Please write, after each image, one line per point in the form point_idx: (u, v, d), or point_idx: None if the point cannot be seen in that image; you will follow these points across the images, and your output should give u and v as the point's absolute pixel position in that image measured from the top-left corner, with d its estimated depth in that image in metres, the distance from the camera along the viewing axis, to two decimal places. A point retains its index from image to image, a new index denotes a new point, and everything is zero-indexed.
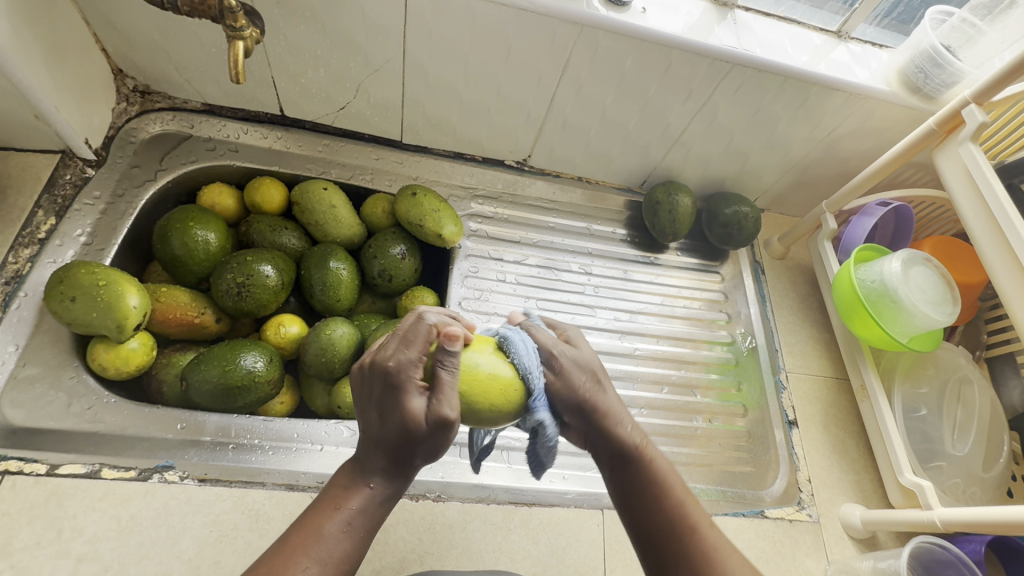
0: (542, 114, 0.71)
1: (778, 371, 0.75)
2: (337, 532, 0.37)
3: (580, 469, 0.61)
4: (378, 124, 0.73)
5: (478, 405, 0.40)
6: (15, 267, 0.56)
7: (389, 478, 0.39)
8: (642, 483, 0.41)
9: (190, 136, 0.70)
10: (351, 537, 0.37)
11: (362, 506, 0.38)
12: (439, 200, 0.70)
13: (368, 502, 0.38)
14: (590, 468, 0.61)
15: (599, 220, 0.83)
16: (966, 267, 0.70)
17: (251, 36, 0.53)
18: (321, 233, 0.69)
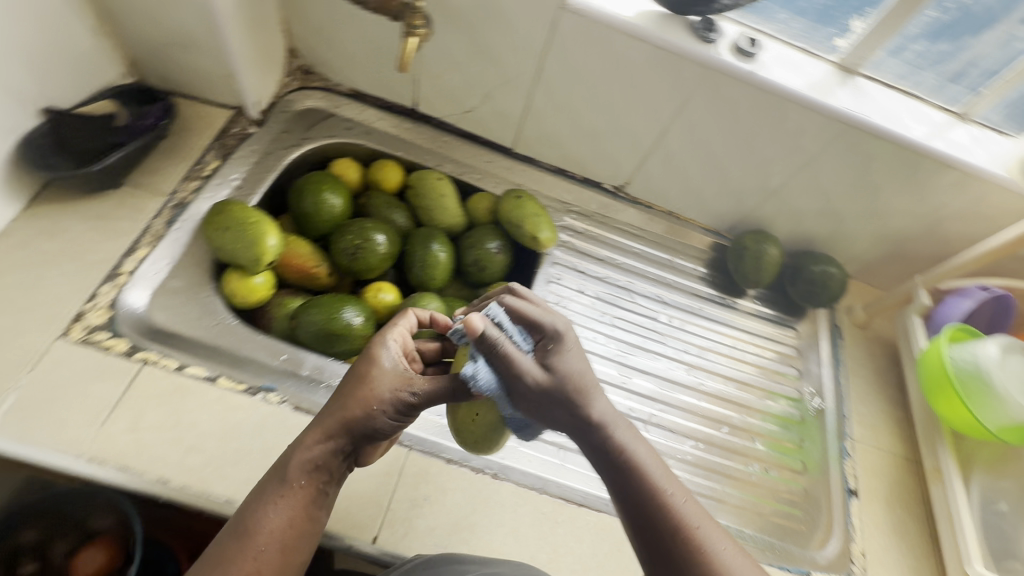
0: (649, 146, 0.75)
1: (844, 437, 0.72)
2: (267, 499, 0.42)
3: None
4: (496, 131, 0.80)
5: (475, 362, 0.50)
6: (182, 196, 0.64)
7: (315, 442, 0.44)
8: (667, 523, 0.39)
9: (334, 114, 0.79)
10: (284, 501, 0.42)
11: (284, 471, 0.43)
12: (539, 206, 0.75)
13: (299, 469, 0.43)
14: None
15: (681, 255, 0.86)
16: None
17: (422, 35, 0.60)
18: (428, 218, 0.76)
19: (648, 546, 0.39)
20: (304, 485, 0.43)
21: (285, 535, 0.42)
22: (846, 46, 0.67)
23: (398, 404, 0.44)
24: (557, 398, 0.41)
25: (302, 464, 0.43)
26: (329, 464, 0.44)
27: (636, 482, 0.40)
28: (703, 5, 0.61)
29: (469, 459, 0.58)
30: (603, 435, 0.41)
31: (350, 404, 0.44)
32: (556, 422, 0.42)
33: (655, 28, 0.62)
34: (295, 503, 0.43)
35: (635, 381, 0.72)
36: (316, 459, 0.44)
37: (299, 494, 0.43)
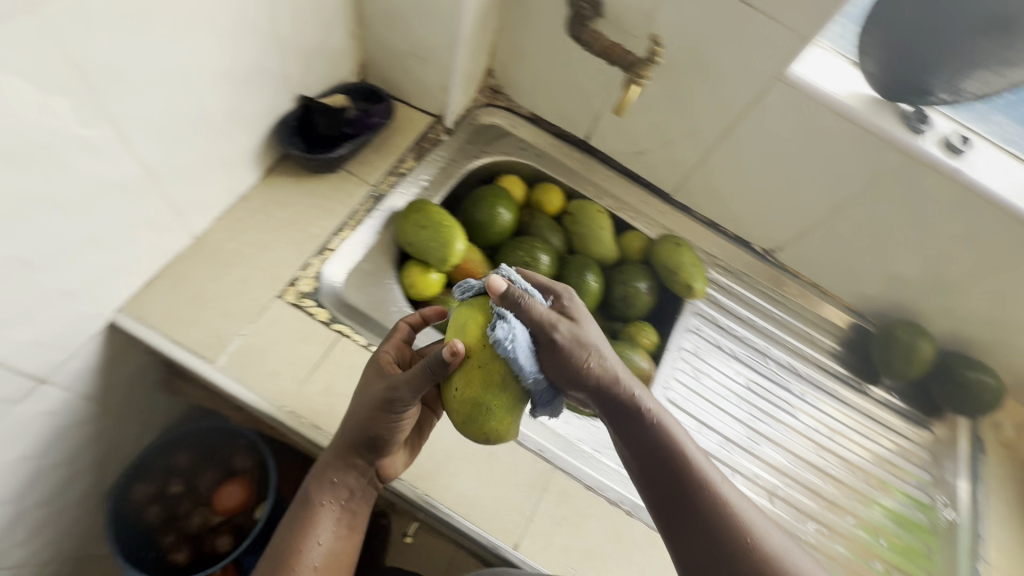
0: (819, 220, 0.75)
1: (978, 558, 0.68)
2: (297, 517, 0.50)
3: None
4: (662, 176, 0.82)
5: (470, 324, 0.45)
6: (381, 188, 0.70)
7: (328, 462, 0.51)
8: (685, 481, 0.43)
9: (511, 134, 0.85)
10: (308, 522, 0.50)
11: (310, 492, 0.51)
12: (695, 256, 0.76)
13: (323, 490, 0.50)
14: None
15: (820, 331, 0.84)
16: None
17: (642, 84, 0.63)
18: (582, 246, 0.79)
19: (663, 501, 0.44)
20: (325, 503, 0.50)
21: (314, 547, 0.49)
22: None
23: (391, 414, 0.48)
24: (582, 361, 0.45)
25: (320, 484, 0.50)
26: (340, 480, 0.50)
27: (639, 419, 0.45)
28: (915, 96, 0.64)
29: (606, 490, 0.60)
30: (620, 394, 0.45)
31: (351, 426, 0.50)
32: (570, 372, 0.45)
33: (868, 111, 0.63)
34: (322, 519, 0.50)
35: (763, 449, 0.71)
36: (330, 479, 0.50)
37: (325, 511, 0.50)
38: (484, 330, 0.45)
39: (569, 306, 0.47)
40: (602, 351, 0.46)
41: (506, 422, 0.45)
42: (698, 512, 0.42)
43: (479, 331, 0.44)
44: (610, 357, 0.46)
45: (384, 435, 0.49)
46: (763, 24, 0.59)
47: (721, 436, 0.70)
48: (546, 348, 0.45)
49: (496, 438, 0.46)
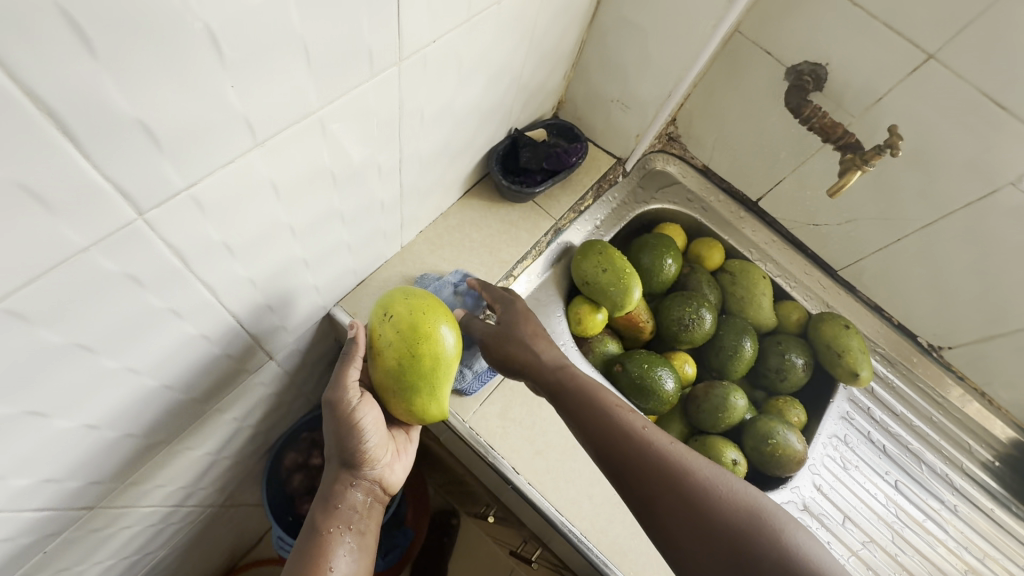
0: (1011, 329, 0.70)
1: None
2: (310, 554, 0.47)
3: None
4: (833, 250, 0.80)
5: (407, 313, 0.48)
6: (561, 222, 0.73)
7: (326, 487, 0.50)
8: (623, 439, 0.49)
9: (679, 183, 0.85)
10: (320, 551, 0.47)
11: (313, 527, 0.49)
12: (860, 340, 0.74)
13: (327, 517, 0.49)
14: None
15: (980, 442, 0.78)
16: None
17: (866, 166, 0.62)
18: (738, 308, 0.79)
19: (615, 466, 0.49)
20: (331, 528, 0.48)
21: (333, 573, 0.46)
22: None
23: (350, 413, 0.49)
24: (521, 333, 0.56)
25: (320, 510, 0.49)
26: (343, 499, 0.50)
27: (567, 386, 0.53)
28: None
29: None
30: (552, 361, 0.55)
31: (332, 448, 0.51)
32: (507, 342, 0.56)
33: None
34: (335, 547, 0.47)
35: (909, 559, 0.68)
36: (334, 502, 0.49)
37: (335, 538, 0.48)
38: (405, 313, 0.48)
39: (513, 294, 0.59)
40: (535, 323, 0.57)
41: (425, 403, 0.48)
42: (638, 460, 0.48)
43: (403, 320, 0.48)
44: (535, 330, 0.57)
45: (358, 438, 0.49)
46: (1008, 126, 0.57)
47: (865, 533, 0.68)
48: (496, 331, 0.57)
49: (415, 413, 0.48)
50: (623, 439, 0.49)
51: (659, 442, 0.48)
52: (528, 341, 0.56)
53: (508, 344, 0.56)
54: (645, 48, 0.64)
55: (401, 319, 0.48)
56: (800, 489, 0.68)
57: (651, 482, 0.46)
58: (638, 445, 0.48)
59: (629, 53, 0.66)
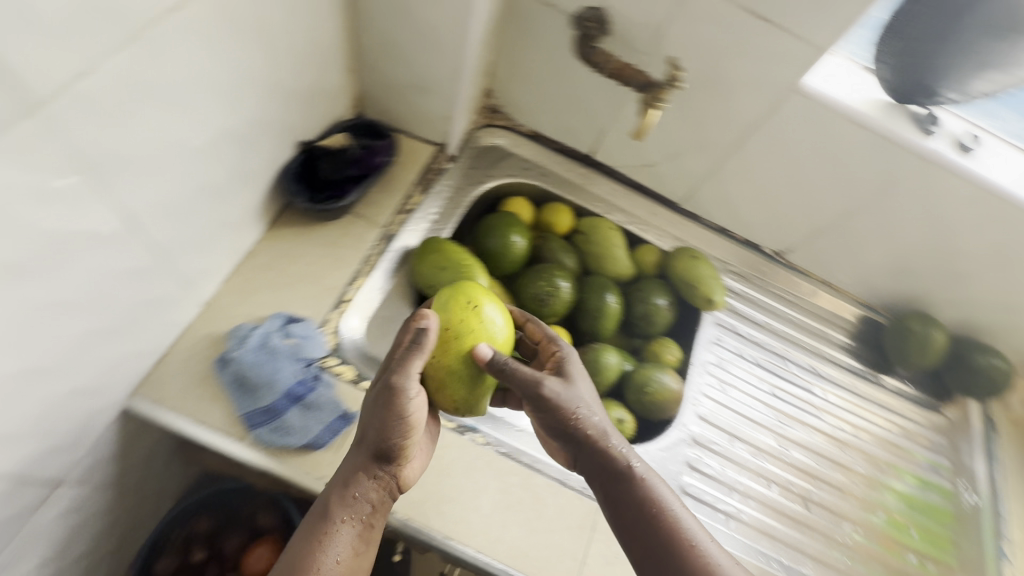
0: (829, 221, 0.76)
1: (1000, 537, 0.72)
2: (313, 548, 0.43)
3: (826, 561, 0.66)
4: (669, 186, 0.81)
5: (489, 314, 0.50)
6: (390, 227, 0.68)
7: (343, 470, 0.47)
8: (665, 538, 0.44)
9: (513, 155, 0.82)
10: (323, 539, 0.44)
11: (320, 514, 0.45)
12: (710, 266, 0.76)
13: (341, 505, 0.45)
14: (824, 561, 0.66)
15: (833, 328, 0.85)
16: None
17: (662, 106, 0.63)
18: (597, 266, 0.78)
19: (647, 551, 0.44)
20: (342, 521, 0.45)
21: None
22: None
23: (398, 403, 0.46)
24: (567, 413, 0.49)
25: (335, 499, 0.45)
26: (358, 494, 0.46)
27: (613, 470, 0.48)
28: (927, 98, 0.64)
29: None
30: (598, 445, 0.49)
31: (370, 427, 0.47)
32: (574, 432, 0.50)
33: (882, 117, 0.63)
34: (341, 543, 0.44)
35: (794, 455, 0.73)
36: (352, 493, 0.46)
37: (338, 534, 0.44)
38: (480, 317, 0.49)
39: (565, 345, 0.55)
40: (598, 407, 0.51)
41: (485, 398, 0.51)
42: (654, 539, 0.44)
43: (470, 319, 0.49)
44: (598, 413, 0.51)
45: (396, 428, 0.46)
46: (772, 37, 0.58)
47: (753, 445, 0.72)
48: (527, 400, 0.50)
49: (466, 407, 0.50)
50: (639, 514, 0.45)
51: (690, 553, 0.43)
52: (576, 423, 0.50)
53: (556, 422, 0.50)
54: (419, 23, 0.59)
55: (479, 320, 0.49)
56: (687, 425, 0.70)
57: None
58: (654, 518, 0.45)
59: (406, 32, 0.60)
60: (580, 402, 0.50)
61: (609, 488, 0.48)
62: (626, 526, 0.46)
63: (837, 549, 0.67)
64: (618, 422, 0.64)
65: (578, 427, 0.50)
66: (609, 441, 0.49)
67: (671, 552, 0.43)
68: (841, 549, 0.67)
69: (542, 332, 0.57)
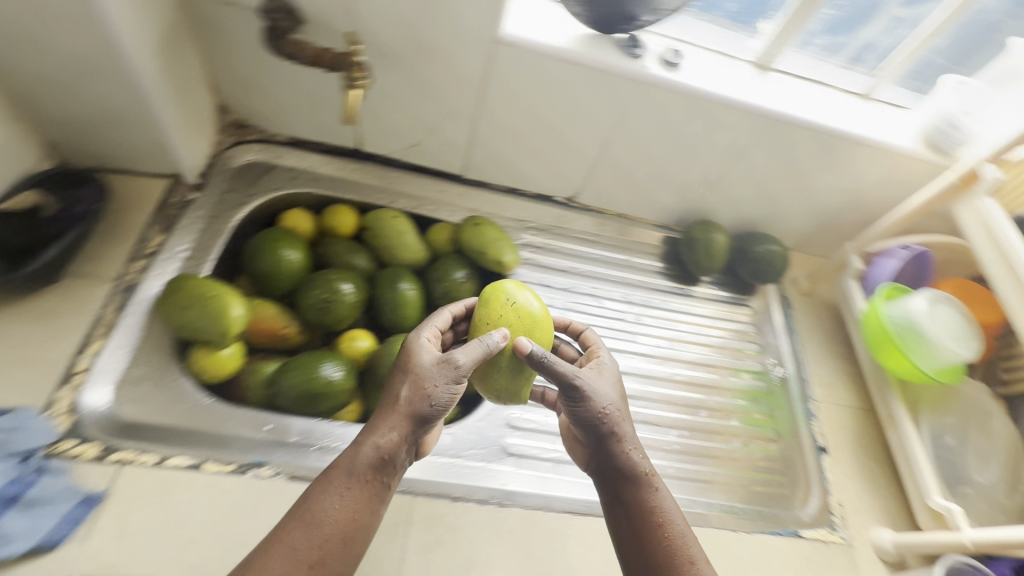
0: (593, 157, 0.79)
1: (808, 400, 0.79)
2: (329, 496, 0.47)
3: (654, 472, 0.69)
4: (444, 160, 0.81)
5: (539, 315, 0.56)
6: (130, 278, 0.62)
7: (379, 435, 0.49)
8: (641, 518, 0.52)
9: (275, 166, 0.77)
10: (345, 494, 0.47)
11: (348, 465, 0.48)
12: (498, 230, 0.77)
13: (357, 463, 0.48)
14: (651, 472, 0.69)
15: (637, 254, 0.89)
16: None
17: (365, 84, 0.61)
18: (390, 257, 0.77)
19: (622, 523, 0.53)
20: (369, 479, 0.48)
21: (341, 531, 0.46)
22: (756, 47, 0.74)
23: (452, 377, 0.50)
24: (598, 412, 0.52)
25: (364, 458, 0.48)
26: (390, 458, 0.49)
27: (629, 469, 0.53)
28: (626, 23, 0.64)
29: (474, 492, 0.60)
30: (640, 453, 0.54)
31: (415, 393, 0.49)
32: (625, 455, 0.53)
33: (586, 49, 0.65)
34: (350, 499, 0.47)
35: None
36: (381, 455, 0.48)
37: (360, 490, 0.48)
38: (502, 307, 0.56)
39: (584, 386, 0.52)
40: (620, 415, 0.53)
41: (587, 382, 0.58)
42: (641, 523, 0.52)
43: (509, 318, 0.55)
44: (623, 426, 0.53)
45: (442, 398, 0.50)
46: None
47: None
48: (561, 394, 0.53)
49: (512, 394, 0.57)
50: (690, 539, 0.51)
51: (677, 539, 0.51)
52: (608, 428, 0.53)
53: (603, 438, 0.53)
54: (59, 54, 0.53)
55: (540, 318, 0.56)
56: None
57: (644, 556, 0.51)
58: (660, 525, 0.51)
59: (57, 65, 0.54)
60: (608, 401, 0.53)
61: (620, 483, 0.54)
62: (620, 513, 0.53)
63: (665, 458, 0.72)
64: None
65: (602, 431, 0.53)
66: (641, 454, 0.54)
67: (653, 532, 0.51)
68: (667, 457, 0.72)
69: (599, 353, 0.61)
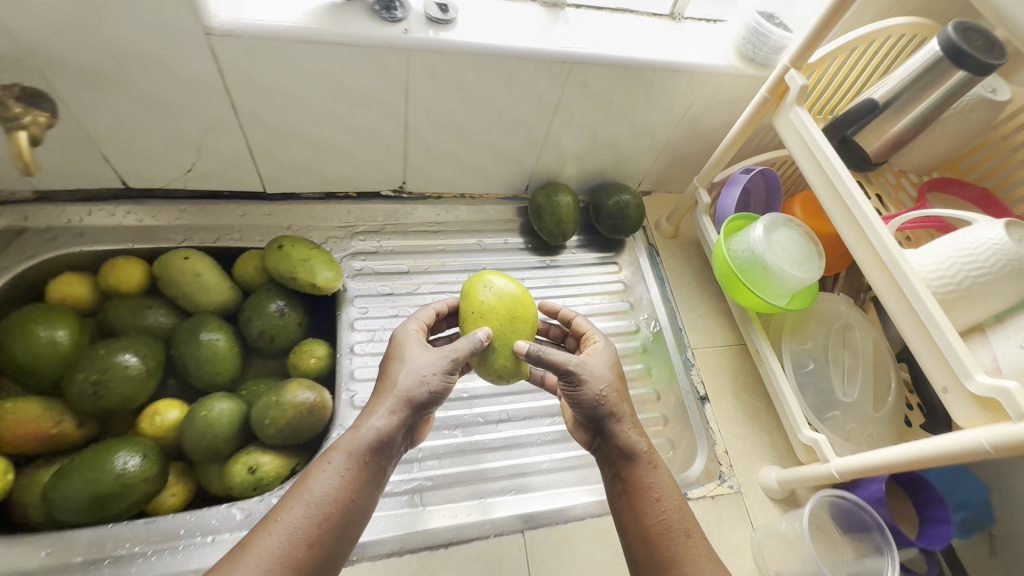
0: (401, 142, 0.69)
1: (685, 349, 0.76)
2: (325, 473, 0.46)
3: (525, 473, 0.65)
4: (233, 179, 0.70)
5: (513, 295, 0.56)
6: None
7: (376, 416, 0.48)
8: (637, 495, 0.49)
9: (24, 229, 0.65)
10: (344, 475, 0.46)
11: (347, 446, 0.47)
12: (309, 246, 0.67)
13: (358, 445, 0.47)
14: (522, 474, 0.65)
15: (489, 233, 0.82)
16: (967, 202, 0.62)
17: (34, 123, 0.51)
18: (192, 304, 0.66)
19: (624, 500, 0.50)
20: (366, 460, 0.47)
21: (338, 512, 0.45)
22: None
23: (456, 359, 0.51)
24: (603, 396, 0.50)
25: (364, 438, 0.47)
26: (388, 440, 0.48)
27: (622, 447, 0.51)
28: None
29: None
30: (637, 430, 0.52)
31: (411, 378, 0.50)
32: (627, 438, 0.50)
33: (331, 24, 0.54)
34: (348, 480, 0.46)
35: (469, 385, 0.70)
36: (379, 436, 0.48)
37: (355, 472, 0.47)
38: (485, 297, 0.55)
39: (577, 370, 0.50)
40: (621, 395, 0.51)
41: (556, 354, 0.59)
42: (642, 496, 0.49)
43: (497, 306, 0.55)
44: (625, 408, 0.51)
45: (444, 383, 0.51)
46: None
47: None
48: (563, 383, 0.51)
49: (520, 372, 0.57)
50: (686, 512, 0.48)
51: (676, 511, 0.48)
52: (607, 409, 0.50)
53: (604, 420, 0.51)
54: None
55: (516, 296, 0.56)
56: (346, 422, 0.64)
57: (643, 531, 0.48)
58: (655, 502, 0.48)
59: None
60: (604, 382, 0.51)
61: (618, 463, 0.51)
62: (625, 499, 0.50)
63: (539, 453, 0.67)
64: (251, 471, 0.57)
65: (601, 412, 0.51)
66: (640, 434, 0.51)
67: (643, 504, 0.49)
68: (541, 450, 0.67)
69: (592, 338, 0.58)
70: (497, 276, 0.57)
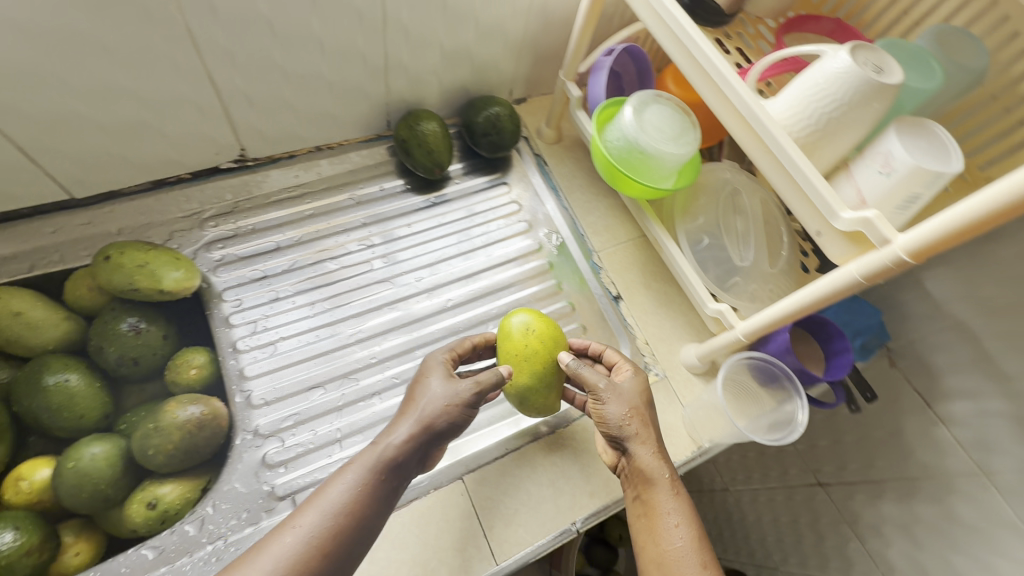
0: (216, 102, 0.59)
1: (590, 255, 0.74)
2: (341, 480, 0.42)
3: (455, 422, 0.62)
4: (23, 192, 0.57)
5: (539, 334, 0.53)
6: None
7: (397, 431, 0.45)
8: (657, 517, 0.46)
9: None
10: (359, 492, 0.42)
11: (365, 460, 0.43)
12: (144, 248, 0.57)
13: (379, 463, 0.43)
14: None
15: (360, 183, 0.73)
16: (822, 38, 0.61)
17: None
18: (24, 349, 0.55)
19: (639, 518, 0.47)
20: (384, 478, 0.43)
21: (346, 530, 0.41)
22: None
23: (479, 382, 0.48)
24: (631, 420, 0.48)
25: (384, 453, 0.44)
26: (406, 462, 0.44)
27: (646, 474, 0.48)
28: None
29: None
30: (663, 453, 0.49)
31: (434, 404, 0.46)
32: (652, 467, 0.48)
33: None
34: (360, 496, 0.42)
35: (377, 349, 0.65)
36: (396, 458, 0.44)
37: (371, 490, 0.42)
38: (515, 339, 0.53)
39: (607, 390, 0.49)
40: (649, 417, 0.50)
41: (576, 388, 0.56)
42: (660, 517, 0.46)
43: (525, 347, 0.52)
44: (653, 436, 0.49)
45: (468, 407, 0.47)
46: None
47: (340, 376, 0.63)
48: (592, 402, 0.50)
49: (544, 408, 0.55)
50: (702, 541, 0.45)
51: (693, 533, 0.45)
52: (632, 436, 0.48)
53: (630, 444, 0.48)
54: None
55: (544, 334, 0.54)
56: (249, 422, 0.59)
57: (658, 552, 0.44)
58: (672, 527, 0.45)
59: None
60: (634, 409, 0.49)
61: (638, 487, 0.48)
62: (642, 522, 0.47)
63: None
64: (152, 506, 0.51)
65: (627, 436, 0.48)
66: (665, 460, 0.48)
67: (660, 526, 0.45)
68: None
69: (619, 364, 0.54)
70: (526, 313, 0.55)
